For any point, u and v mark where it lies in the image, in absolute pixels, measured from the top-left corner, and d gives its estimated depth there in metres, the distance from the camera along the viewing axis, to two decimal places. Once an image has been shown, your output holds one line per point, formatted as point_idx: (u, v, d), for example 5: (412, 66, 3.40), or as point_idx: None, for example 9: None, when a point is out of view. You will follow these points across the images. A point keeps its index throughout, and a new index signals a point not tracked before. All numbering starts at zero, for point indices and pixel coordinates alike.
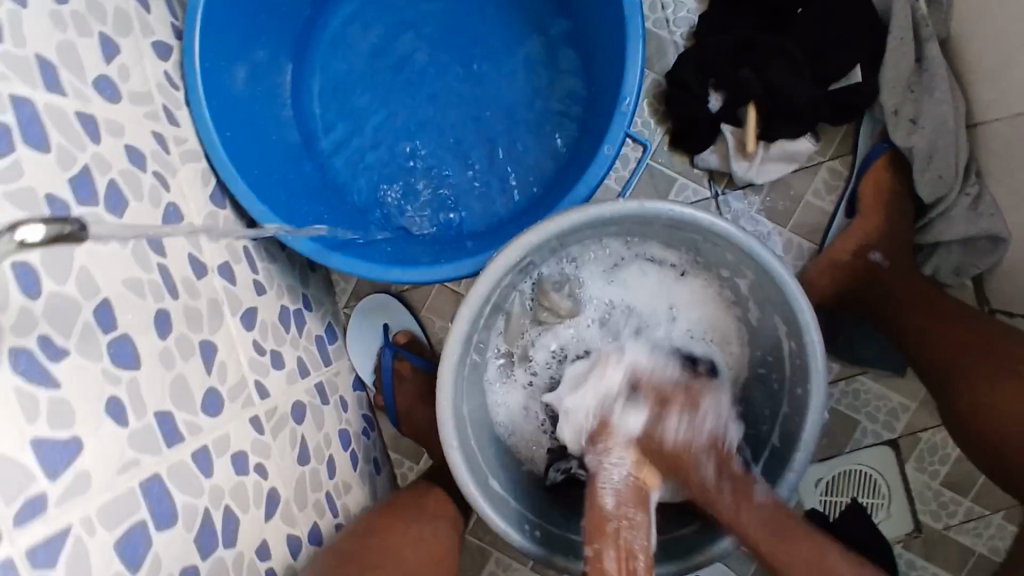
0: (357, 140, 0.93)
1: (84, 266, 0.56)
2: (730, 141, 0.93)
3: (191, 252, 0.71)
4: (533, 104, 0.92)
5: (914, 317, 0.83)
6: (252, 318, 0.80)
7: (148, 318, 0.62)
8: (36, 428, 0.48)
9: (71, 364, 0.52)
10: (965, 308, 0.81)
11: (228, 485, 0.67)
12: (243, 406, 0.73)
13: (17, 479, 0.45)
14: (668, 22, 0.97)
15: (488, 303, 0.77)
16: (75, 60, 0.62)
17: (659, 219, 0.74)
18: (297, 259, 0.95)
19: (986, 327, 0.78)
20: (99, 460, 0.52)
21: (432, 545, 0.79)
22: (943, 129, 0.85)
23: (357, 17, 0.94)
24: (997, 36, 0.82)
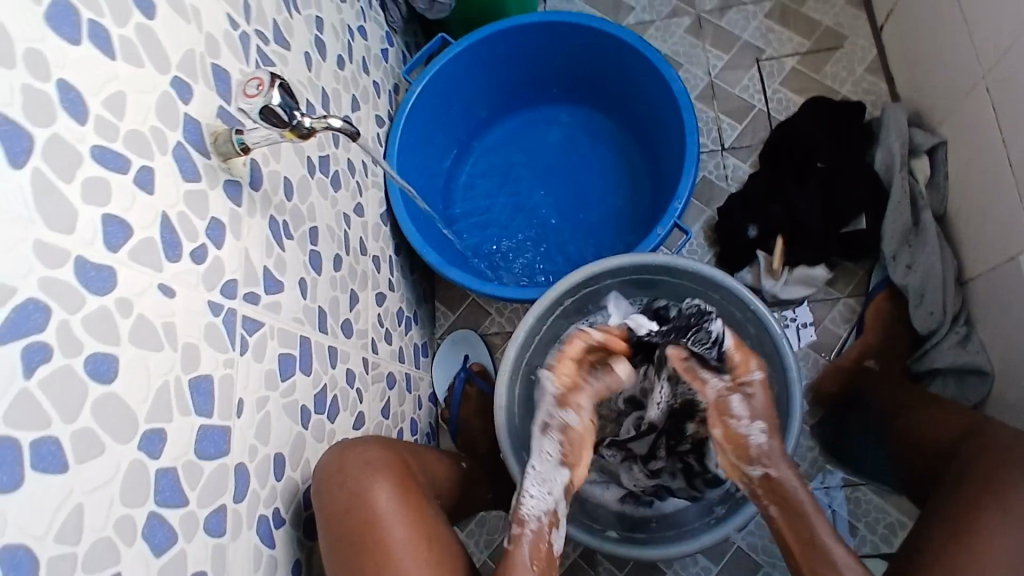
0: (483, 216, 1.28)
1: (311, 201, 0.90)
2: (762, 263, 1.20)
3: (361, 235, 1.05)
4: (615, 213, 1.25)
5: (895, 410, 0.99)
6: (382, 300, 1.10)
7: (331, 253, 0.94)
8: (268, 260, 0.77)
9: (292, 245, 0.83)
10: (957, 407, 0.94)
11: (340, 381, 0.92)
12: (361, 346, 1.00)
13: (252, 278, 0.74)
14: (726, 177, 1.31)
15: (549, 316, 1.04)
16: (338, 101, 1.01)
17: (687, 277, 1.00)
18: (417, 286, 1.26)
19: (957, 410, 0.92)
20: (288, 302, 0.80)
21: (453, 476, 0.96)
22: (931, 274, 1.10)
23: (502, 137, 1.34)
24: (978, 210, 1.08)
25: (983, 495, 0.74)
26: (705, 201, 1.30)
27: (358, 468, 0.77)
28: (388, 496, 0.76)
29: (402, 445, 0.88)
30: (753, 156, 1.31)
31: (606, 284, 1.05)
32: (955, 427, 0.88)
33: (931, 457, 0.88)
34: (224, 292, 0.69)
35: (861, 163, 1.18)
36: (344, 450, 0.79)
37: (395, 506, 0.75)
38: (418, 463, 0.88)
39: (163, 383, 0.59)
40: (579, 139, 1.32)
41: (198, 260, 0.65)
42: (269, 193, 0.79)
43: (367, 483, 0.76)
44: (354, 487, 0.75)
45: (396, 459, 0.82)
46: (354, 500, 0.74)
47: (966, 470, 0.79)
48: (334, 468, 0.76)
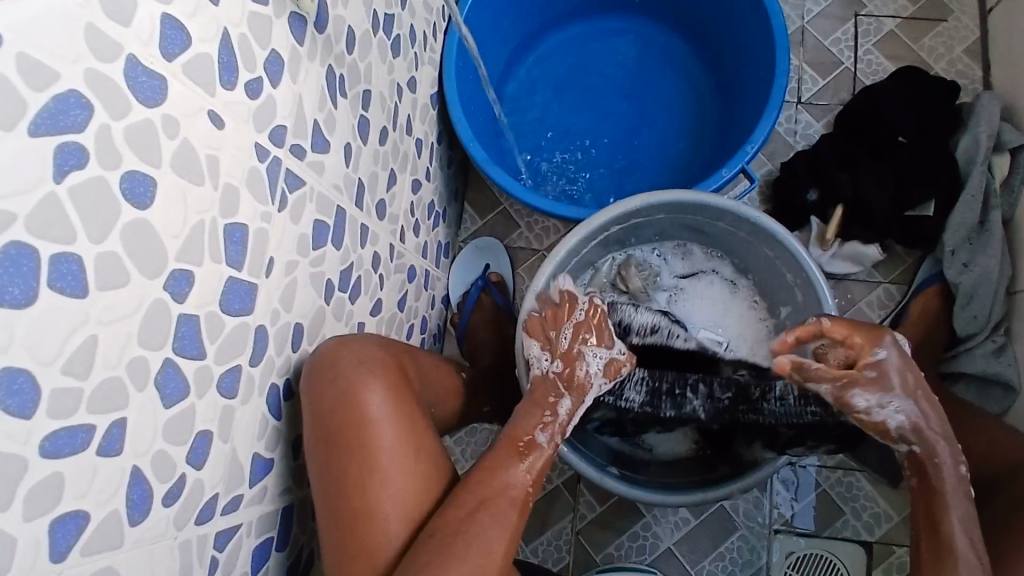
0: (533, 122, 1.20)
1: (370, 61, 0.81)
2: (814, 230, 1.14)
3: (409, 114, 0.96)
4: (673, 147, 1.18)
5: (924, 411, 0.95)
6: (417, 188, 1.03)
7: (378, 124, 0.86)
8: (319, 116, 0.70)
9: (344, 105, 0.75)
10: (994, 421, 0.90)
11: (366, 263, 0.86)
12: (391, 231, 0.94)
13: (302, 130, 0.66)
14: (795, 134, 1.22)
15: (591, 240, 0.98)
16: None
17: (747, 228, 0.94)
18: (451, 183, 1.19)
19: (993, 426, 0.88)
20: (332, 167, 0.74)
21: (445, 384, 0.92)
22: (986, 277, 1.07)
23: (570, 40, 1.23)
24: None
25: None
26: (767, 155, 1.22)
27: (354, 365, 0.71)
28: (381, 400, 0.72)
29: (402, 346, 0.83)
30: (827, 117, 1.22)
31: (657, 219, 0.99)
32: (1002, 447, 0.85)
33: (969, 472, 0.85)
34: (273, 138, 0.62)
35: (942, 148, 1.11)
36: (343, 342, 0.73)
37: (386, 413, 0.71)
38: (413, 365, 0.84)
39: (200, 222, 0.52)
40: (652, 58, 1.22)
41: (252, 93, 0.58)
42: (333, 41, 0.71)
43: (360, 383, 0.71)
44: (348, 384, 0.70)
45: (393, 362, 0.77)
46: (345, 399, 0.69)
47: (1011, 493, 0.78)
48: (327, 359, 0.70)
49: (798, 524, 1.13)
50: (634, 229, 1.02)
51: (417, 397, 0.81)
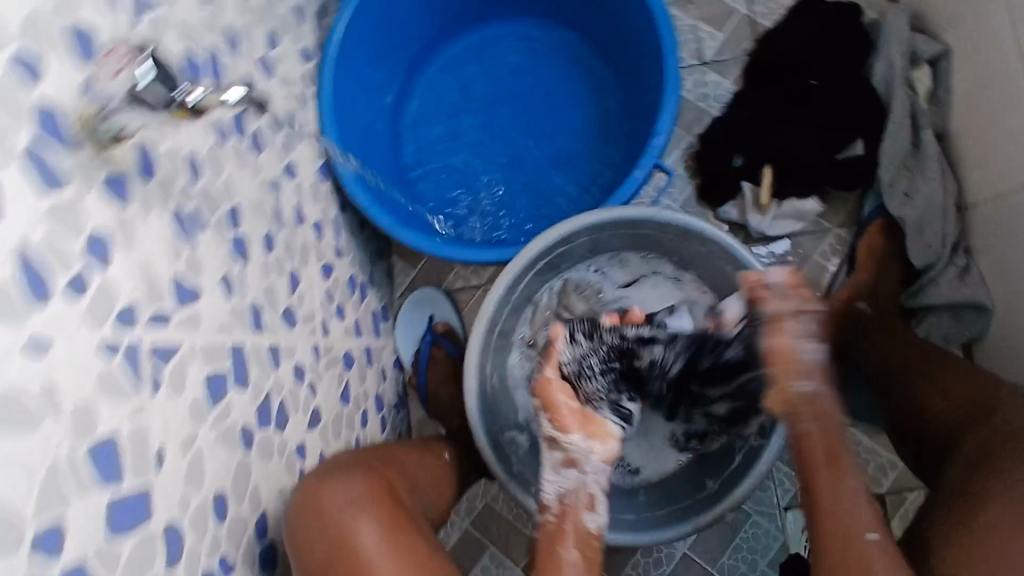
0: (437, 158, 1.14)
1: (228, 175, 0.75)
2: (747, 195, 1.09)
3: (297, 203, 0.90)
4: (585, 147, 1.11)
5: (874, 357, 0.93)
6: (329, 272, 0.96)
7: (260, 234, 0.79)
8: (176, 268, 0.63)
9: (207, 239, 0.69)
10: (948, 355, 0.87)
11: (288, 382, 0.80)
12: (309, 332, 0.88)
13: (157, 295, 0.60)
14: (708, 97, 1.16)
15: (520, 282, 0.92)
16: (251, 40, 0.83)
17: (676, 229, 0.88)
18: (370, 245, 1.12)
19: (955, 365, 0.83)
20: (209, 311, 0.67)
21: (433, 469, 0.93)
22: (931, 204, 1.02)
23: (453, 62, 1.17)
24: (985, 132, 0.98)
25: (984, 480, 0.67)
26: (684, 127, 1.16)
27: (335, 506, 0.70)
28: (373, 531, 0.70)
29: (385, 462, 0.84)
30: (737, 71, 1.16)
31: (583, 239, 0.94)
32: (962, 393, 0.78)
33: (942, 426, 0.79)
34: (121, 322, 0.55)
35: (859, 78, 1.05)
36: (321, 485, 0.73)
37: (381, 543, 0.69)
38: (398, 478, 0.84)
39: (52, 464, 0.47)
40: (542, 59, 1.15)
41: (78, 290, 0.51)
42: (170, 180, 0.64)
43: (348, 522, 0.70)
44: (333, 530, 0.69)
45: (379, 486, 0.76)
46: (334, 546, 0.68)
47: (972, 450, 0.71)
48: (307, 511, 0.70)
49: None
50: (563, 255, 0.96)
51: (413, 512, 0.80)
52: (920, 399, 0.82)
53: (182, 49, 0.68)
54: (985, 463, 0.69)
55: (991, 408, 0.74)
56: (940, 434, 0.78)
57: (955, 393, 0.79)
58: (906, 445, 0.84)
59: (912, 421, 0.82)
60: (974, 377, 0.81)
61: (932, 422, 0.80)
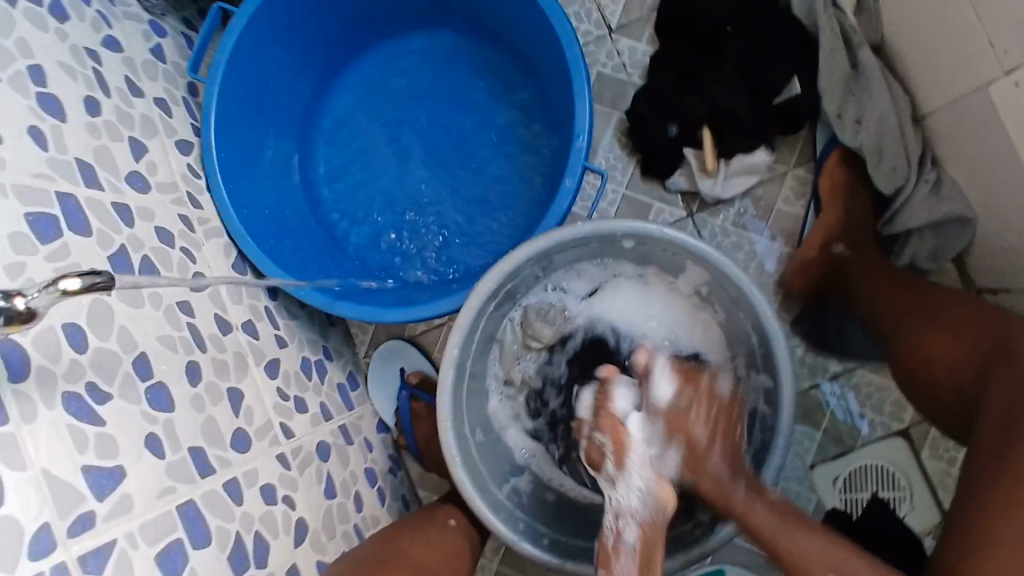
0: (361, 208, 1.07)
1: (123, 324, 0.68)
2: (692, 162, 1.02)
3: (217, 312, 0.83)
4: (513, 156, 1.05)
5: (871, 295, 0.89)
6: (275, 368, 0.90)
7: (180, 368, 0.73)
8: (85, 457, 0.57)
9: (114, 406, 0.63)
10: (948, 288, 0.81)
11: (258, 512, 0.75)
12: (269, 445, 0.82)
13: (70, 498, 0.54)
14: (626, 66, 1.08)
15: (475, 330, 0.86)
16: (109, 160, 0.75)
17: (622, 236, 0.82)
18: (317, 316, 1.06)
19: (964, 302, 0.77)
20: (140, 485, 0.62)
21: (442, 542, 0.90)
22: (886, 123, 0.93)
23: (350, 102, 1.09)
24: (922, 35, 0.90)
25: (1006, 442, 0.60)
26: (609, 104, 1.08)
27: None
28: None
29: (389, 549, 0.84)
30: (649, 30, 1.07)
31: (529, 266, 0.87)
32: (963, 340, 0.73)
33: (958, 382, 0.73)
34: (33, 552, 0.51)
35: (775, 9, 0.97)
36: None
37: None
38: (403, 571, 0.81)
39: None
40: (442, 75, 1.08)
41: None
42: (51, 364, 0.57)
43: None
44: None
45: None
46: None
47: (993, 413, 0.64)
48: None
49: (830, 450, 1.05)
50: (514, 286, 0.89)
51: None
52: (929, 349, 0.76)
53: (20, 213, 0.61)
54: (1006, 425, 0.62)
55: (1003, 354, 0.67)
56: (956, 389, 0.73)
57: (961, 338, 0.73)
58: (923, 398, 0.79)
59: (924, 376, 0.77)
60: (977, 312, 0.75)
61: (942, 376, 0.75)
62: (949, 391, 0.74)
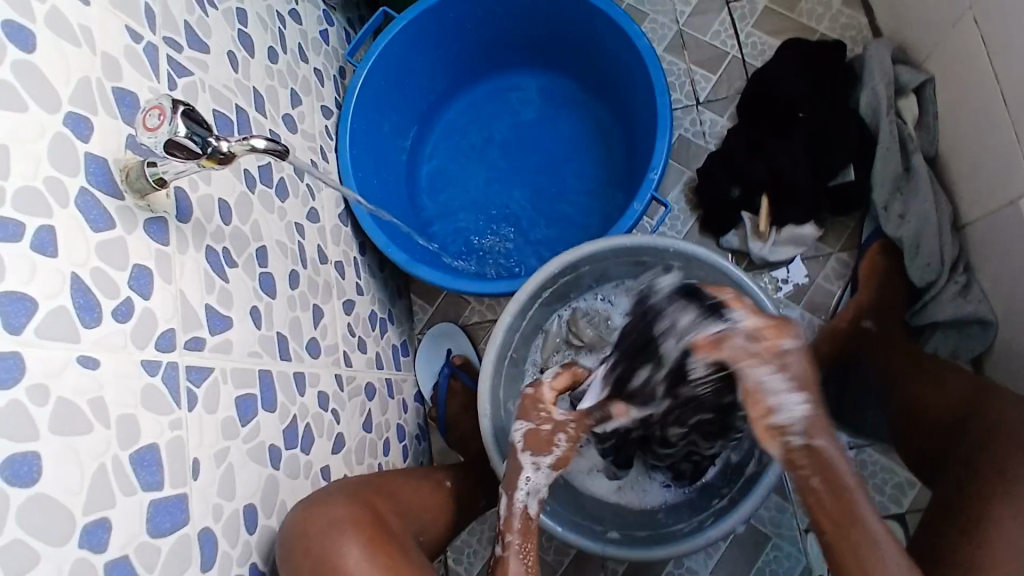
0: (450, 201, 1.22)
1: (255, 218, 0.82)
2: (747, 224, 1.14)
3: (319, 243, 0.97)
4: (591, 187, 1.20)
5: (880, 359, 1.00)
6: (350, 307, 1.03)
7: (286, 270, 0.86)
8: (209, 298, 0.70)
9: (237, 273, 0.76)
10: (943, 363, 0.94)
11: (312, 408, 0.85)
12: (332, 363, 0.93)
13: (192, 321, 0.67)
14: (704, 134, 1.23)
15: (529, 311, 0.98)
16: (274, 98, 0.93)
17: (673, 255, 0.94)
18: (389, 284, 1.19)
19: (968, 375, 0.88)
20: (240, 339, 0.74)
21: (427, 502, 0.94)
22: (926, 223, 1.05)
23: (462, 114, 1.27)
24: (971, 152, 1.03)
25: (989, 490, 0.72)
26: (683, 162, 1.22)
27: (323, 529, 0.73)
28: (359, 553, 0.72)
29: (376, 488, 0.87)
30: (730, 109, 1.23)
31: (587, 269, 0.99)
32: (959, 398, 0.85)
33: (935, 430, 0.86)
34: (160, 345, 0.62)
35: (844, 108, 1.11)
36: (309, 507, 0.75)
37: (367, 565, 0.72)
38: (389, 504, 0.86)
39: (99, 466, 0.53)
40: (544, 107, 1.25)
41: (123, 316, 0.58)
42: (204, 220, 0.72)
43: (334, 546, 0.72)
44: (320, 553, 0.71)
45: (364, 513, 0.78)
46: (320, 565, 0.70)
47: (971, 446, 0.78)
48: (299, 530, 0.72)
49: None
50: (569, 285, 1.02)
51: (399, 535, 0.82)
52: (920, 401, 0.89)
53: (210, 107, 0.77)
54: (986, 452, 0.75)
55: (981, 410, 0.80)
56: (935, 432, 0.85)
57: (948, 396, 0.87)
58: (900, 440, 0.90)
59: (910, 421, 0.89)
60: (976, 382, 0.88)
61: (928, 419, 0.87)
62: (928, 436, 0.86)
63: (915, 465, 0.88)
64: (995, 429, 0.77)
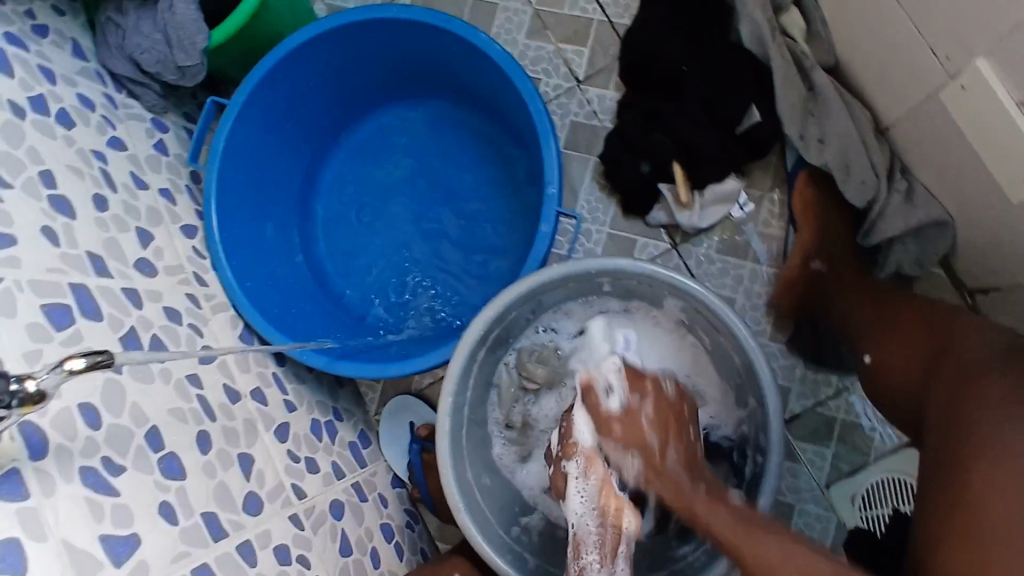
0: (359, 271, 1.13)
1: (133, 401, 0.73)
2: (668, 197, 1.05)
3: (225, 383, 0.88)
4: (499, 210, 1.11)
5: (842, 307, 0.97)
6: (285, 431, 0.94)
7: (191, 438, 0.77)
8: (102, 527, 0.62)
9: (127, 477, 0.67)
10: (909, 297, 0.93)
11: (271, 571, 0.77)
12: (282, 506, 0.85)
13: (87, 566, 0.59)
14: (596, 112, 1.13)
15: (470, 376, 0.89)
16: (117, 250, 0.82)
17: (599, 273, 0.86)
18: (325, 378, 1.10)
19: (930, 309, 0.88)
20: (154, 550, 0.66)
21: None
22: (847, 140, 0.97)
23: (340, 174, 1.17)
24: (869, 54, 0.95)
25: (956, 430, 0.68)
26: (584, 150, 1.13)
27: None
28: None
29: None
30: (614, 78, 1.13)
31: (516, 311, 0.91)
32: (916, 336, 0.86)
33: (911, 380, 0.84)
34: None
35: (727, 45, 1.03)
36: None
37: None
38: None
39: None
40: (423, 140, 1.16)
41: None
42: (66, 443, 0.63)
43: None
44: None
45: None
46: None
47: (942, 392, 0.75)
48: None
49: (843, 468, 1.05)
50: (504, 331, 0.93)
51: None
52: (886, 348, 0.89)
53: (36, 305, 0.67)
54: (959, 391, 0.71)
55: (945, 347, 0.80)
56: (909, 380, 0.85)
57: (910, 336, 0.87)
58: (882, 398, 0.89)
59: (886, 375, 0.87)
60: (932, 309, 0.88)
61: (896, 366, 0.87)
62: (906, 383, 0.85)
63: (906, 424, 0.86)
64: (962, 365, 0.74)
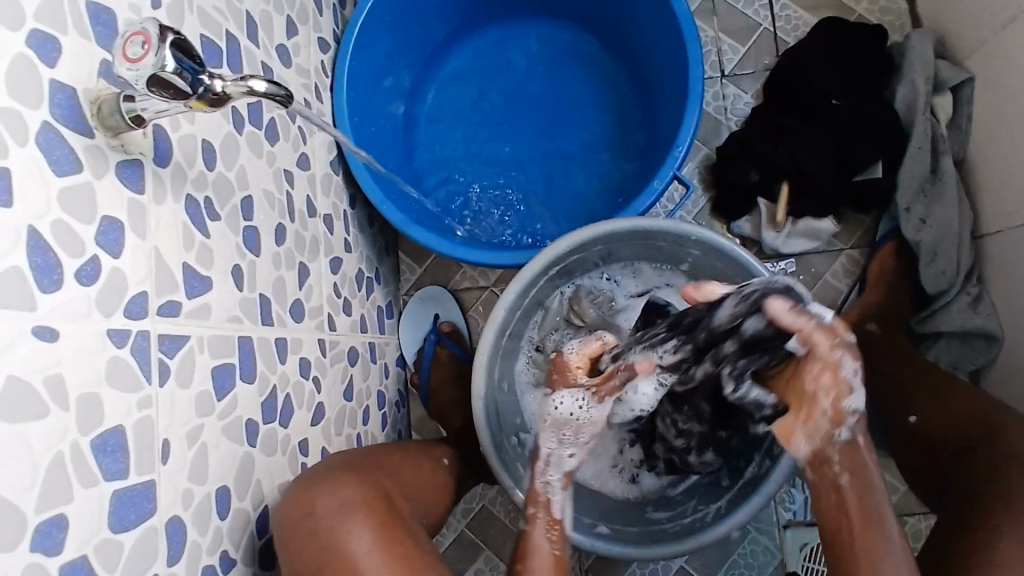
0: (450, 156, 1.13)
1: (242, 164, 0.73)
2: (763, 212, 1.09)
3: (308, 195, 0.88)
4: (602, 155, 1.13)
5: (891, 367, 0.96)
6: (337, 265, 0.95)
7: (272, 225, 0.78)
8: (188, 256, 0.62)
9: (219, 227, 0.67)
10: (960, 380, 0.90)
11: (293, 376, 0.79)
12: (316, 327, 0.86)
13: (168, 282, 0.59)
14: (726, 110, 1.15)
15: (533, 288, 0.91)
16: (268, 26, 0.82)
17: (693, 243, 0.88)
18: (378, 239, 1.11)
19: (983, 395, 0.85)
20: (219, 301, 0.66)
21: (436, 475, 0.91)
22: (946, 230, 1.01)
23: (468, 60, 1.17)
24: (1003, 162, 0.98)
25: (993, 509, 0.71)
26: (701, 139, 1.15)
27: (328, 510, 0.68)
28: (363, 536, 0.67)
29: (382, 461, 0.83)
30: (756, 86, 1.15)
31: (597, 248, 0.93)
32: (963, 415, 0.84)
33: (941, 453, 0.84)
34: (131, 312, 0.54)
35: (878, 99, 1.05)
36: (310, 487, 0.70)
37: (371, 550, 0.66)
38: (395, 483, 0.81)
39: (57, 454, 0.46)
40: (557, 63, 1.16)
41: (87, 280, 0.50)
42: (185, 165, 0.62)
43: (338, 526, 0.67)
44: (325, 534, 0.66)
45: (372, 492, 0.73)
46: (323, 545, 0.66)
47: (977, 472, 0.76)
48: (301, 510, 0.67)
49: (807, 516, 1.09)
50: (577, 262, 0.95)
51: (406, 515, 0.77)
52: (929, 415, 0.87)
53: (198, 32, 0.67)
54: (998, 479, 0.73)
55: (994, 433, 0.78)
56: (939, 452, 0.84)
57: (956, 413, 0.85)
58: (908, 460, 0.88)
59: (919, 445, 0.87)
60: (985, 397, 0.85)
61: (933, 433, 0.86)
62: (934, 454, 0.85)
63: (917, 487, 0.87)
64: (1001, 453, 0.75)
